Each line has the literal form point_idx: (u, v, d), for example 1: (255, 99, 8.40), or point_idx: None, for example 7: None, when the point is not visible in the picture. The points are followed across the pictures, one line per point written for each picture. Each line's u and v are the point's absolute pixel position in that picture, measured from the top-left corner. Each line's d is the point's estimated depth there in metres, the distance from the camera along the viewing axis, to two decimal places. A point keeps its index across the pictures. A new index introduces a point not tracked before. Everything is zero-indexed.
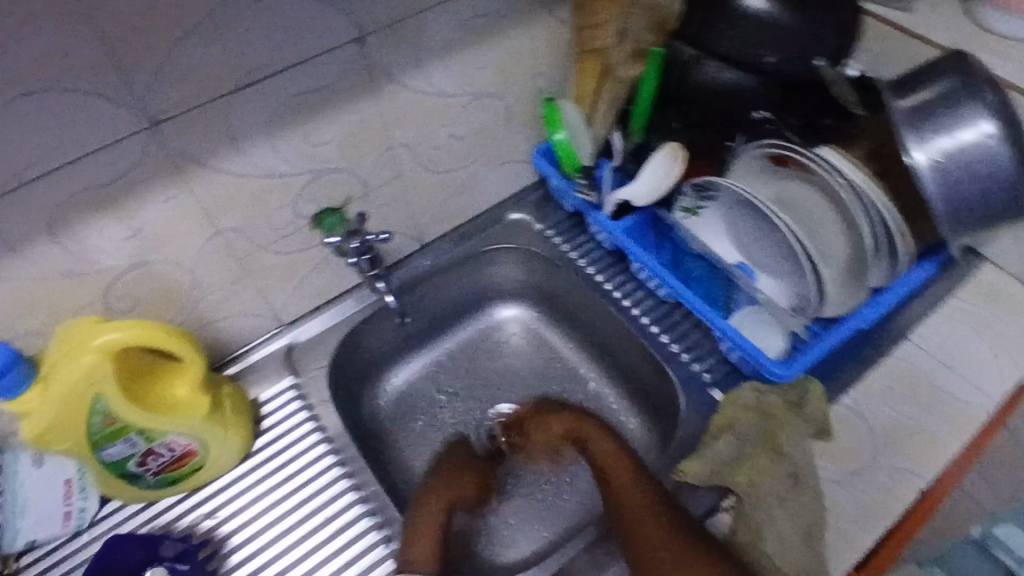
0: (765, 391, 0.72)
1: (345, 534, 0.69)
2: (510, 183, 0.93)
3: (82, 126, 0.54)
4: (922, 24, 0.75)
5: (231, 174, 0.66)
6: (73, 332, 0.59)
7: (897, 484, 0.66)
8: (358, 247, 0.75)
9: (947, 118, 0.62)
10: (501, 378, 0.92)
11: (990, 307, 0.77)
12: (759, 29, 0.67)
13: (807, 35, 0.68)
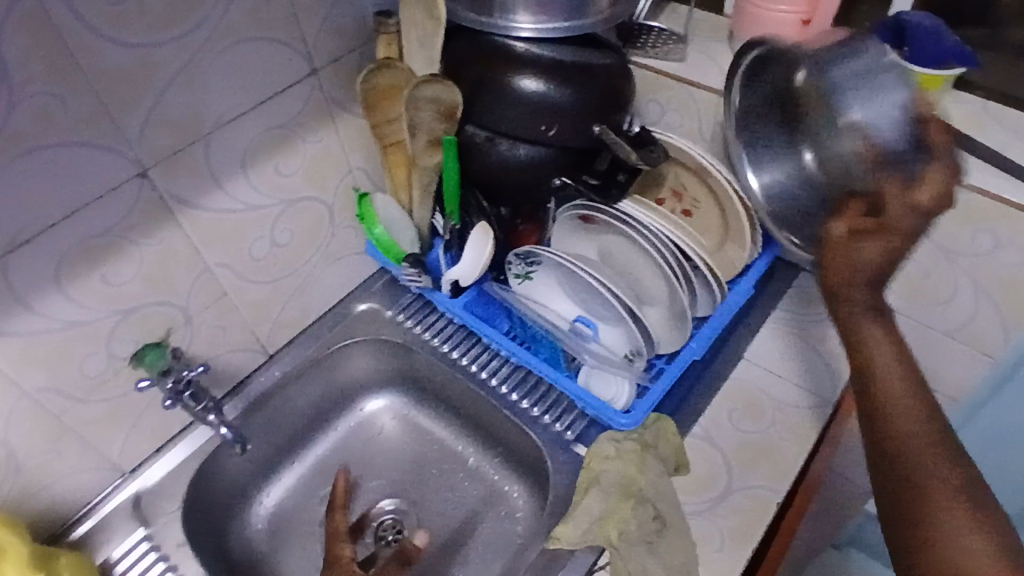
0: (621, 438, 0.76)
1: None
2: (349, 275, 0.94)
3: None
4: (693, 71, 0.87)
5: (26, 335, 0.63)
6: None
7: (757, 502, 0.73)
8: (172, 384, 0.73)
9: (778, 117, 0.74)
10: (371, 471, 0.94)
11: (804, 312, 0.90)
12: (539, 107, 0.70)
13: (583, 105, 0.71)
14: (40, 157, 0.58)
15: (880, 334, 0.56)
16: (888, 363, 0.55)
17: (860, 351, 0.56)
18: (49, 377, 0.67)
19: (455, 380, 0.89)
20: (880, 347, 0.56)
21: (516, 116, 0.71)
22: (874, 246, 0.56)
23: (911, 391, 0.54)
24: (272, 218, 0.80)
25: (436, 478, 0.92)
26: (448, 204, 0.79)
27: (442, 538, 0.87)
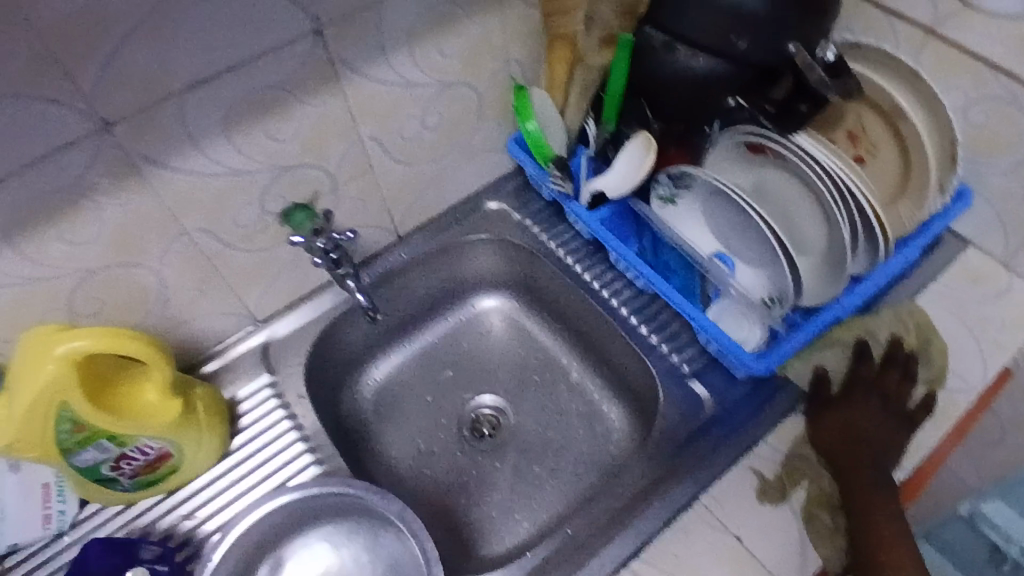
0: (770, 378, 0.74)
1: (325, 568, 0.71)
2: (487, 172, 0.94)
3: (17, 136, 0.56)
4: None
5: (191, 174, 0.67)
6: (35, 345, 0.61)
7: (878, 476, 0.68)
8: None
9: (280, 563, 0.72)
10: (480, 372, 0.96)
11: (973, 290, 0.79)
12: (729, 15, 0.64)
13: (773, 20, 0.64)
14: (213, 12, 0.59)
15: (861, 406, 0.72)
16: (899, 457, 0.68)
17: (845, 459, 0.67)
18: (205, 217, 0.71)
19: (571, 292, 0.89)
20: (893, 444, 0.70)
21: (705, 24, 0.65)
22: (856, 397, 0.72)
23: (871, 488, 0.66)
24: (426, 98, 0.78)
25: (536, 384, 0.94)
26: (607, 111, 0.77)
27: (533, 440, 0.89)
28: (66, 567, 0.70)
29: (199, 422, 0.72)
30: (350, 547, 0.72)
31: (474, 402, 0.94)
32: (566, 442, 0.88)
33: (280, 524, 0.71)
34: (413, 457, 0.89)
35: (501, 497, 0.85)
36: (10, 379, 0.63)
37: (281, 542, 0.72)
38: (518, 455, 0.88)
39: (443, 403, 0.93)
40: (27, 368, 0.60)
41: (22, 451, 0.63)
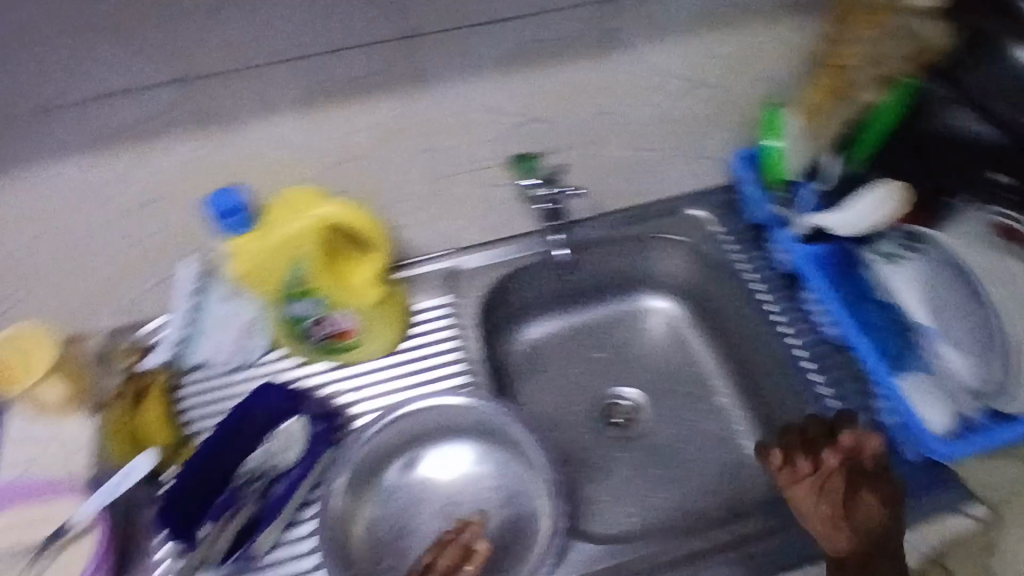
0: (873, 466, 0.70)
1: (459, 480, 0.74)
2: (699, 180, 0.95)
3: (347, 24, 0.67)
4: None
5: (460, 96, 0.77)
6: (300, 201, 0.70)
7: None
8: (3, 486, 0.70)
9: (419, 458, 0.75)
10: (630, 365, 0.97)
11: None
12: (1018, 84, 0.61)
13: None
14: None
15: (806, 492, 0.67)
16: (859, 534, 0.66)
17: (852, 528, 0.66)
18: (449, 139, 0.79)
19: (749, 318, 0.89)
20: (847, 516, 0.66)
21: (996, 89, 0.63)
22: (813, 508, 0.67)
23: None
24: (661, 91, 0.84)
25: (680, 395, 0.94)
26: (859, 148, 0.74)
27: (661, 445, 0.90)
28: (236, 398, 0.79)
29: (388, 311, 0.80)
30: (489, 471, 0.74)
31: (615, 391, 0.95)
32: (694, 458, 0.88)
33: (433, 424, 0.75)
34: (546, 418, 0.92)
35: (616, 484, 0.86)
36: (263, 220, 0.70)
37: (429, 440, 0.75)
38: (644, 452, 0.89)
39: (586, 380, 0.95)
40: (286, 215, 0.69)
41: (253, 283, 0.72)
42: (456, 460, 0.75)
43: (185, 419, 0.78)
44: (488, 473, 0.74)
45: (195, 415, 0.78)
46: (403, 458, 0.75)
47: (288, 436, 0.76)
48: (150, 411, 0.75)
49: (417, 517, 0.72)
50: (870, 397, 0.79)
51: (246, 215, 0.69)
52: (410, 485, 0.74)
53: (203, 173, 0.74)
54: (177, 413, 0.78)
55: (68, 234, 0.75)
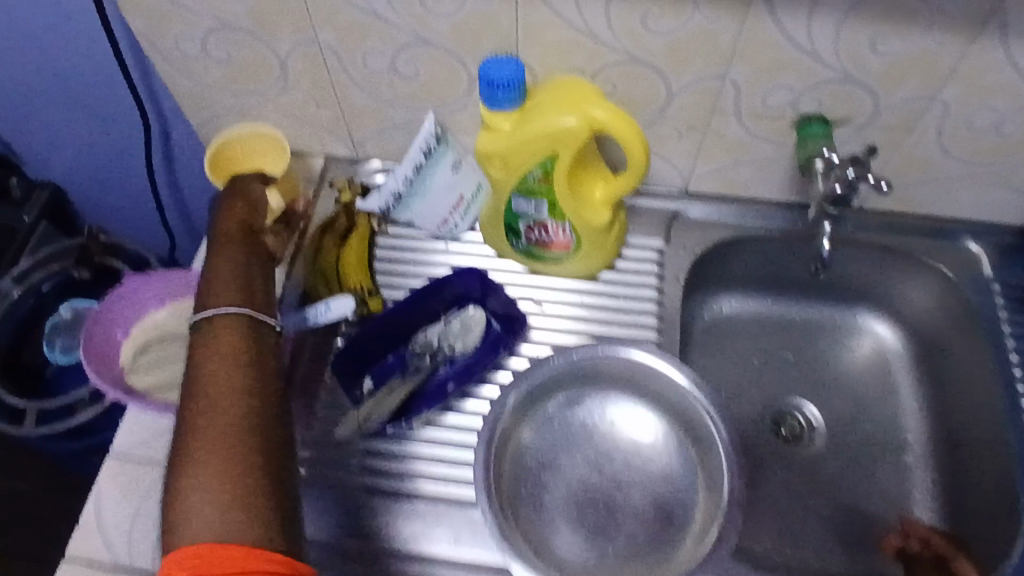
0: None
1: (624, 435, 0.68)
2: (996, 209, 0.79)
3: None
4: None
5: (783, 35, 0.63)
6: (572, 94, 0.61)
7: None
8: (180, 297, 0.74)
9: (589, 396, 0.70)
10: (819, 378, 0.87)
11: None
12: None
13: None
14: None
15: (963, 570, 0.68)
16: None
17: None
18: (750, 74, 0.67)
19: (990, 387, 0.76)
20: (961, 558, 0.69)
21: None
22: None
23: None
24: None
25: (863, 434, 0.83)
26: None
27: (826, 477, 0.81)
28: (433, 265, 0.78)
29: (605, 240, 0.73)
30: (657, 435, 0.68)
31: (795, 401, 0.86)
32: (857, 507, 0.79)
33: (616, 370, 0.68)
34: None
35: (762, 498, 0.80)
36: (527, 102, 0.63)
37: (604, 383, 0.69)
38: (803, 474, 0.81)
39: (766, 375, 0.87)
40: (552, 105, 0.61)
41: (491, 164, 0.66)
42: (641, 428, 0.68)
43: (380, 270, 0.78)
44: (661, 449, 0.67)
45: (386, 270, 0.78)
46: (572, 391, 0.70)
47: (467, 324, 0.74)
48: (355, 249, 0.75)
49: (567, 457, 0.68)
50: None
51: (514, 93, 0.61)
52: (569, 421, 0.69)
53: (478, 29, 0.66)
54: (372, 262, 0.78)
55: (326, 50, 0.71)
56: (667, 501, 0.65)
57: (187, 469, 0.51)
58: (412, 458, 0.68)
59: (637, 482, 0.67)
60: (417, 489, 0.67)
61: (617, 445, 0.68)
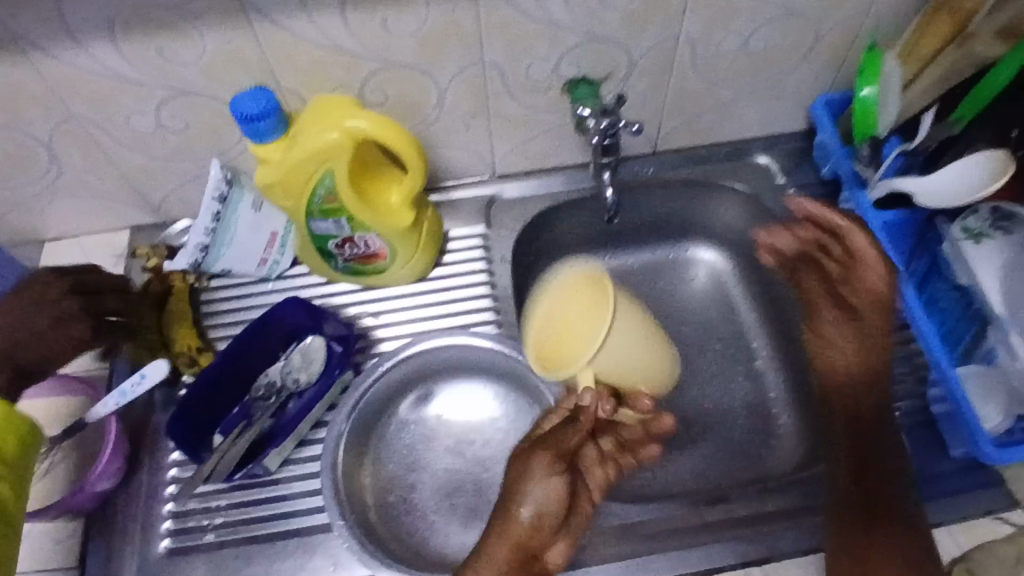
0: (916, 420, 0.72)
1: (472, 418, 0.75)
2: (774, 123, 0.85)
3: None
4: None
5: (518, 10, 0.66)
6: (328, 109, 0.63)
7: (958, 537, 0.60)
8: None
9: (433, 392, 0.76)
10: (666, 314, 0.92)
11: None
12: None
13: None
14: None
15: (828, 306, 0.75)
16: (842, 392, 0.72)
17: (833, 390, 0.73)
18: (505, 53, 0.70)
19: None
20: (861, 402, 0.71)
21: None
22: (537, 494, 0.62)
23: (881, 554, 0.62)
24: (763, 19, 0.71)
25: (716, 354, 0.88)
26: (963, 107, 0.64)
27: (690, 404, 0.85)
28: (263, 305, 0.79)
29: (418, 239, 0.75)
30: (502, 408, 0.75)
31: None
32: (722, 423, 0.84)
33: (448, 361, 0.75)
34: None
35: None
36: (292, 128, 0.64)
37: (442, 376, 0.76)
38: (669, 407, 0.85)
39: None
40: (312, 125, 0.63)
41: (278, 196, 0.67)
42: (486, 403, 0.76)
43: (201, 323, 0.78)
44: (507, 418, 0.75)
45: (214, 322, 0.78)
46: (417, 393, 0.75)
47: (308, 354, 0.75)
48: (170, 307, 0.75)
49: (428, 453, 0.73)
50: (925, 383, 0.73)
51: (273, 122, 0.62)
52: (422, 421, 0.75)
53: (230, 67, 0.67)
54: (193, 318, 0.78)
55: (89, 121, 0.70)
56: None
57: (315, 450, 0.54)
58: (277, 500, 0.69)
59: (495, 457, 0.72)
60: (286, 528, 0.67)
61: (469, 428, 0.74)
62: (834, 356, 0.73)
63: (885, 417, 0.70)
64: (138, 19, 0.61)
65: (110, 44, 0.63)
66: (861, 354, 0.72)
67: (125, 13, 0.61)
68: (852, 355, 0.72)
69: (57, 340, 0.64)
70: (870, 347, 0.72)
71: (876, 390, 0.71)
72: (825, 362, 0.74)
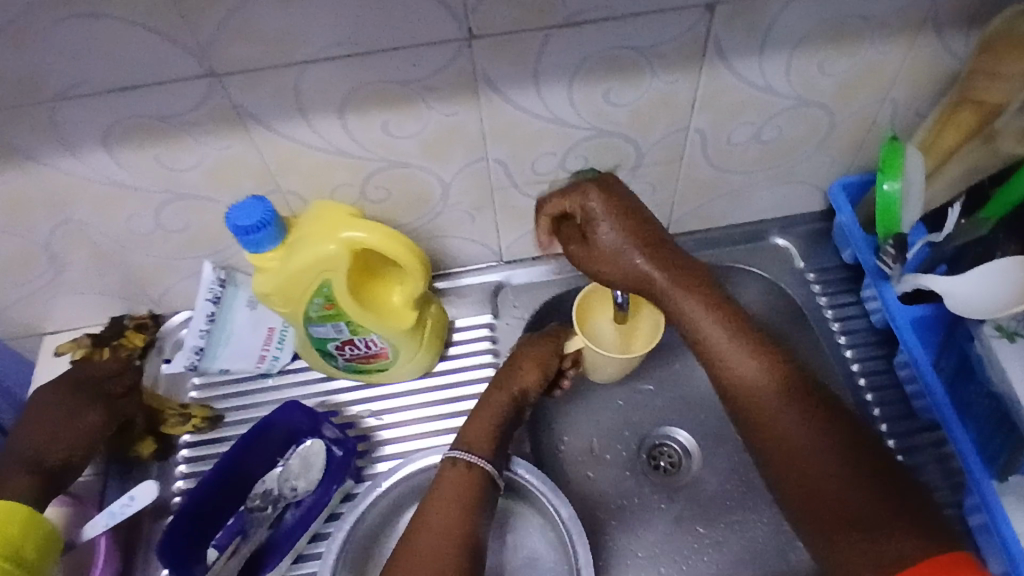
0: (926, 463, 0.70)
1: None
2: (792, 204, 0.82)
3: (394, 24, 0.55)
4: None
5: (522, 110, 0.64)
6: (327, 217, 0.61)
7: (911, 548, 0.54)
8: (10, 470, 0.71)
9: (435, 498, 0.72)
10: (682, 401, 0.88)
11: None
12: None
13: None
14: None
15: (720, 330, 0.64)
16: (785, 431, 0.61)
17: (761, 422, 0.62)
18: (510, 149, 0.68)
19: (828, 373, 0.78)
20: (817, 454, 0.60)
21: None
22: (498, 408, 0.67)
23: (885, 510, 0.56)
24: (778, 109, 0.68)
25: (735, 446, 0.84)
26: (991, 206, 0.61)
27: (709, 500, 0.81)
28: (265, 406, 0.76)
29: (422, 338, 0.72)
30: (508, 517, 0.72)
31: (665, 429, 0.86)
32: (743, 523, 0.79)
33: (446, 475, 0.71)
34: (584, 455, 0.85)
35: (650, 540, 0.79)
36: (290, 234, 0.62)
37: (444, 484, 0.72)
38: (686, 503, 0.81)
39: (633, 413, 0.87)
40: (310, 234, 0.61)
41: (274, 302, 0.65)
42: None
43: (190, 438, 0.75)
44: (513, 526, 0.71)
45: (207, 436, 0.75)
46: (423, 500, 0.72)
47: (308, 459, 0.72)
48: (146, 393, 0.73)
49: None
50: (960, 491, 0.68)
51: (270, 233, 0.60)
52: None
53: (228, 169, 0.65)
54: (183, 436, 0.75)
55: (87, 224, 0.69)
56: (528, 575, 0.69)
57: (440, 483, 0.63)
58: None
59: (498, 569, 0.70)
60: None
61: None
62: (754, 386, 0.63)
63: (865, 443, 0.60)
64: (133, 130, 0.60)
65: (105, 153, 0.62)
66: (775, 371, 0.63)
67: (120, 125, 0.59)
68: (773, 383, 0.62)
69: (71, 432, 0.66)
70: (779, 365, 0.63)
71: (814, 430, 0.60)
72: (749, 396, 0.63)
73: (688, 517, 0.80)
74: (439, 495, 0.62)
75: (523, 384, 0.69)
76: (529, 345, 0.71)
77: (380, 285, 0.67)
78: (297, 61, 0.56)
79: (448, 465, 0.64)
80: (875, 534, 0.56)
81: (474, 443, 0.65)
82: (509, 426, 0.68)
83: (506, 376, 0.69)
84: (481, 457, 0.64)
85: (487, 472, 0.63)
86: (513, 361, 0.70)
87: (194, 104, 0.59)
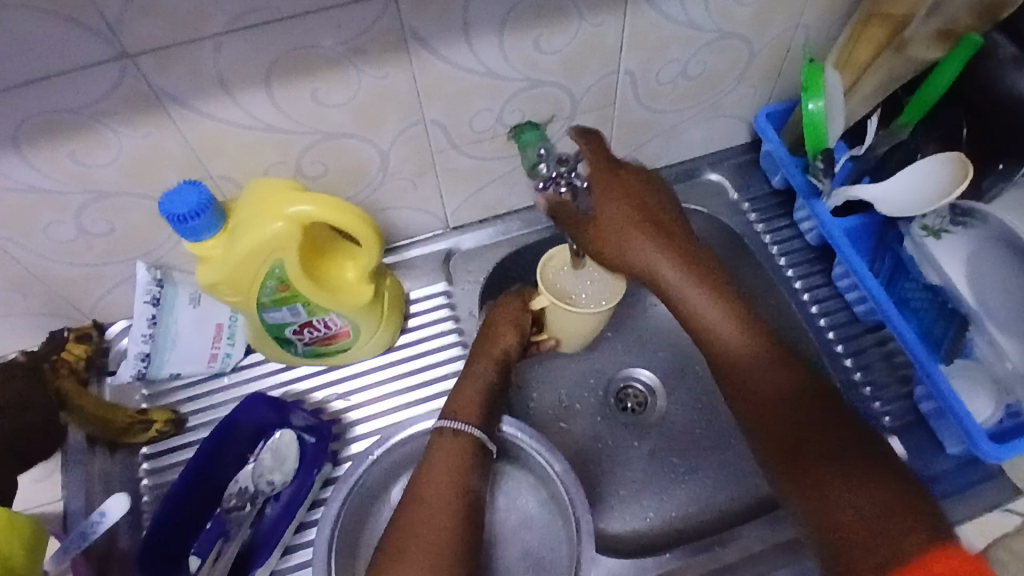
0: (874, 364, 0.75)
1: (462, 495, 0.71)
2: (721, 138, 0.85)
3: None
4: None
5: (454, 66, 0.63)
6: (268, 195, 0.59)
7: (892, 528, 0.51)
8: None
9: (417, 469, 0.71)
10: (641, 343, 0.90)
11: None
12: None
13: None
14: None
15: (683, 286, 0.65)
16: (757, 380, 0.63)
17: (736, 380, 0.64)
18: (445, 110, 0.67)
19: (773, 295, 0.82)
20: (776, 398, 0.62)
21: None
22: (484, 375, 0.68)
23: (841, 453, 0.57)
24: (701, 43, 0.70)
25: (697, 379, 0.87)
26: (910, 110, 0.65)
27: (680, 431, 0.84)
28: (222, 405, 0.74)
29: (380, 312, 0.71)
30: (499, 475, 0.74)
31: (628, 371, 0.89)
32: (715, 447, 0.82)
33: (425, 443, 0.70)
34: (555, 408, 0.86)
35: (630, 476, 0.81)
36: (229, 220, 0.60)
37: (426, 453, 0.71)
38: (660, 437, 0.83)
39: (597, 361, 0.89)
40: (252, 216, 0.58)
41: (223, 292, 0.62)
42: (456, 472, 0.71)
43: (151, 450, 0.71)
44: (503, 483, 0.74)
45: (169, 444, 0.72)
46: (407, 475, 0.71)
47: (279, 452, 0.69)
48: (83, 408, 0.67)
49: None
50: (908, 382, 0.73)
51: (209, 220, 0.57)
52: None
53: (150, 161, 0.61)
54: (142, 451, 0.71)
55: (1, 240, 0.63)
56: (524, 526, 0.72)
57: (426, 464, 0.62)
58: None
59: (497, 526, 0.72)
60: None
61: None
62: (731, 346, 0.64)
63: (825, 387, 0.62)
64: (40, 128, 0.56)
65: (11, 156, 0.57)
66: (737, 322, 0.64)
67: (28, 124, 0.55)
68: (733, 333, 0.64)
69: None
70: (755, 330, 0.65)
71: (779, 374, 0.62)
72: (725, 354, 0.64)
73: (663, 450, 0.82)
74: (428, 467, 0.62)
75: (507, 345, 0.70)
76: (507, 308, 0.72)
77: (334, 263, 0.66)
78: (212, 34, 0.54)
79: (436, 434, 0.64)
80: (835, 477, 0.56)
81: (459, 406, 0.66)
82: (496, 390, 0.69)
83: (487, 342, 0.71)
84: (468, 423, 0.65)
85: (474, 440, 0.64)
86: (489, 327, 0.72)
87: (105, 91, 0.55)
